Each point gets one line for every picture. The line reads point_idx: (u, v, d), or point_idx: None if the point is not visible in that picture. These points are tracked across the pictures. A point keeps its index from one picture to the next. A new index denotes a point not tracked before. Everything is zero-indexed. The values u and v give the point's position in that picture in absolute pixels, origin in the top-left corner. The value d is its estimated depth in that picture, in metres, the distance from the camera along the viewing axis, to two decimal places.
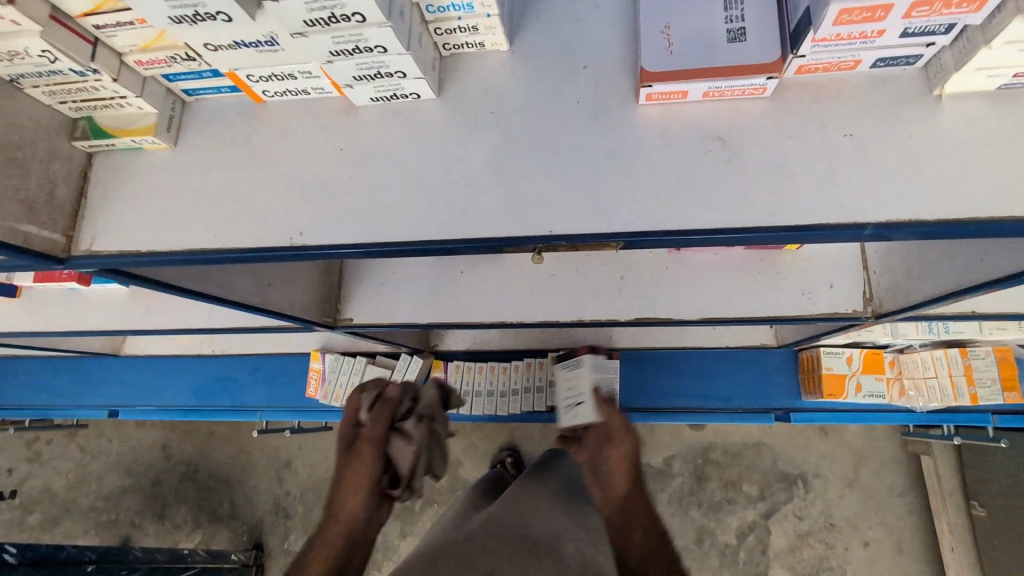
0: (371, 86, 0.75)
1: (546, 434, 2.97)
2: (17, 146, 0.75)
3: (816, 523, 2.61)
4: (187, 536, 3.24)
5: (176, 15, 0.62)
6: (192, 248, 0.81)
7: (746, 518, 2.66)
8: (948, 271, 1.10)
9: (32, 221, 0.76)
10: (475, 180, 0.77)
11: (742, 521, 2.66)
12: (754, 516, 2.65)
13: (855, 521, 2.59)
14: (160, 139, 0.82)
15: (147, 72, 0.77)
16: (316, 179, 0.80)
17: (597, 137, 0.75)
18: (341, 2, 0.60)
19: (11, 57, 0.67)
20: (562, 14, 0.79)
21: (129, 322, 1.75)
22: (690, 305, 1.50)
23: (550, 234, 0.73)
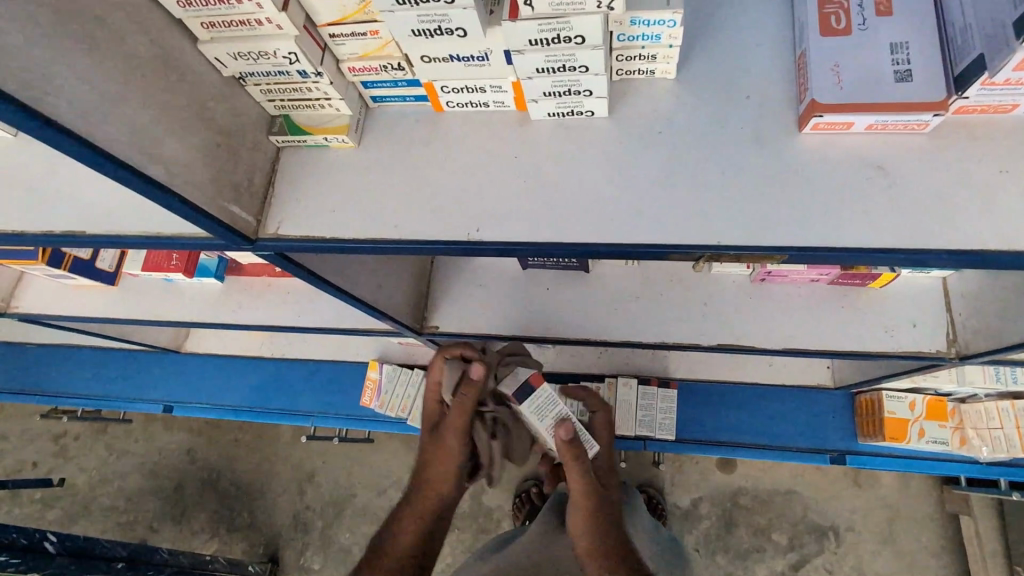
0: (554, 102, 0.83)
1: None
2: (234, 136, 0.84)
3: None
4: (204, 544, 3.24)
5: (419, 29, 0.71)
6: (372, 236, 0.88)
7: (774, 569, 2.60)
8: None
9: (235, 203, 0.85)
10: (643, 191, 0.83)
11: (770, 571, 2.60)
12: (782, 567, 2.60)
13: None
14: (348, 139, 0.90)
15: (353, 77, 0.85)
16: (492, 184, 0.88)
17: (760, 158, 0.82)
18: (572, 26, 0.68)
19: (258, 56, 0.76)
20: (725, 48, 0.87)
21: (222, 316, 1.82)
22: (769, 337, 1.54)
23: (719, 243, 0.79)
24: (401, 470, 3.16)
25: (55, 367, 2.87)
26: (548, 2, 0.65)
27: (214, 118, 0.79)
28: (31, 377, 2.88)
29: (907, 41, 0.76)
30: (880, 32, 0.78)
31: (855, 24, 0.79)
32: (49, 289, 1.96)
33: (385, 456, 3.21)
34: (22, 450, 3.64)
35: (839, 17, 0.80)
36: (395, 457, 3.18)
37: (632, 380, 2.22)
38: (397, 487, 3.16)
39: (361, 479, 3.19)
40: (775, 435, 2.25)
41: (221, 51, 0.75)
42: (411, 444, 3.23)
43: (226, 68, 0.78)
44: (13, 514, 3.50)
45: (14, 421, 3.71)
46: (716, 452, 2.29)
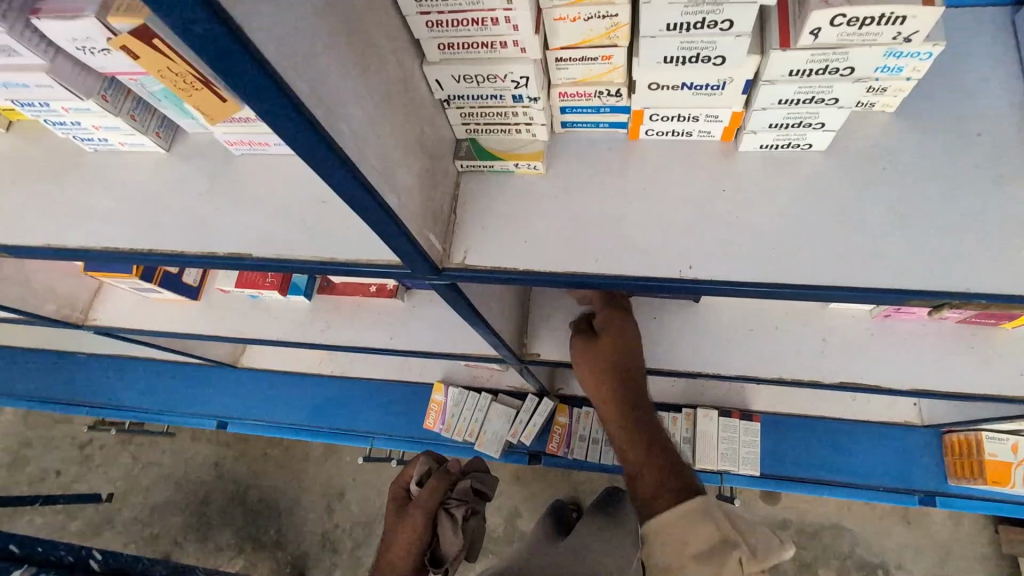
0: (774, 134, 0.79)
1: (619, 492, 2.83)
2: (435, 160, 0.79)
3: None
4: (229, 561, 3.15)
5: (675, 55, 0.66)
6: (573, 270, 0.83)
7: None
8: None
9: (431, 230, 0.80)
10: (871, 230, 0.78)
11: None
12: None
13: None
14: (540, 166, 0.86)
15: (556, 102, 0.81)
16: (693, 218, 0.82)
17: (1000, 201, 0.76)
18: (847, 57, 0.63)
19: (483, 79, 0.72)
20: (946, 82, 0.82)
21: (307, 336, 1.77)
22: (895, 377, 1.48)
23: (968, 290, 0.73)
24: None
25: (107, 377, 2.83)
26: (836, 32, 0.60)
27: (425, 142, 0.75)
28: (81, 386, 2.83)
29: None
30: None
31: None
32: (125, 300, 1.91)
33: None
34: (46, 457, 3.56)
35: None
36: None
37: (713, 412, 2.17)
38: None
39: None
40: (860, 473, 2.17)
41: (447, 73, 0.71)
42: None
43: (440, 89, 0.74)
44: (35, 523, 3.42)
45: (41, 426, 3.64)
46: (799, 489, 2.21)
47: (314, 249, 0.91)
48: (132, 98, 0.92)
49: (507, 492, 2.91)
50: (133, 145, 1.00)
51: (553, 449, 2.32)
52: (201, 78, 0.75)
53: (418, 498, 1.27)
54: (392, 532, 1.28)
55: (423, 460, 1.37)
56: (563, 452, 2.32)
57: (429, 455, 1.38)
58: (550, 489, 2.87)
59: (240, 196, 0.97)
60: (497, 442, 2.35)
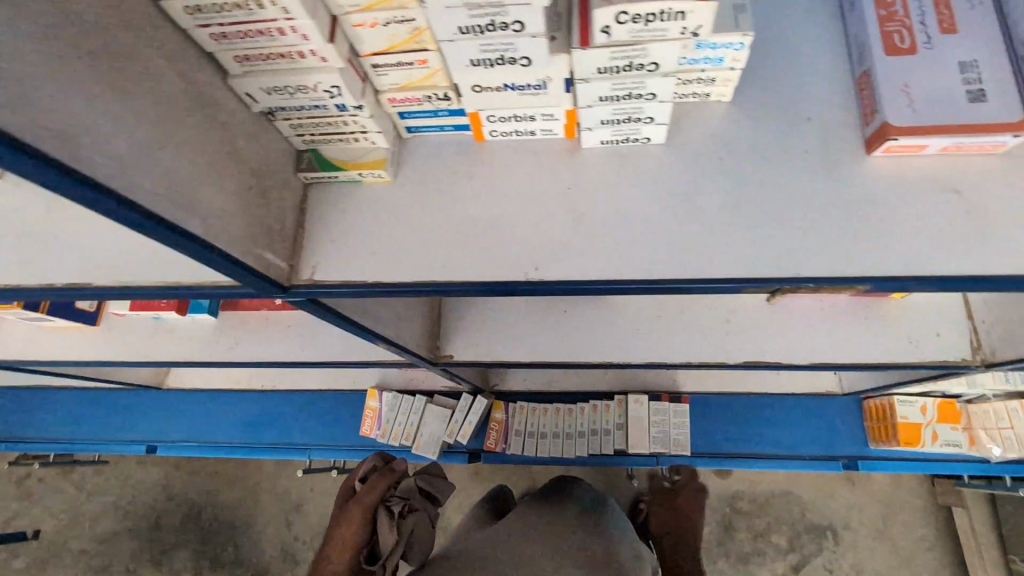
0: (610, 130, 0.78)
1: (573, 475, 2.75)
2: (264, 176, 0.76)
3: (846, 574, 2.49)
4: None
5: (479, 58, 0.65)
6: (422, 280, 0.81)
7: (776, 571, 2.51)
8: None
9: (269, 249, 0.77)
10: (710, 220, 0.78)
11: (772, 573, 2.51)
12: (783, 568, 2.51)
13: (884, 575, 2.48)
14: (385, 174, 0.84)
15: (390, 109, 0.79)
16: (540, 219, 0.82)
17: (830, 184, 0.78)
18: (647, 53, 0.63)
19: (295, 90, 0.69)
20: (779, 69, 0.83)
21: (215, 354, 1.72)
22: (795, 352, 1.53)
23: (798, 275, 0.75)
24: None
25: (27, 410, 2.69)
26: (626, 29, 0.60)
27: (245, 160, 0.72)
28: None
29: (976, 59, 0.74)
30: (946, 50, 0.75)
31: (921, 42, 0.76)
32: (19, 332, 1.80)
33: None
34: None
35: (903, 35, 0.77)
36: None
37: (643, 397, 2.22)
38: None
39: None
40: (787, 444, 2.24)
41: (253, 86, 0.68)
42: None
43: (256, 102, 0.71)
44: None
45: None
46: (732, 465, 2.24)
47: (161, 270, 0.85)
48: None
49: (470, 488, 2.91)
50: None
51: (491, 445, 2.30)
52: None
53: (361, 497, 1.15)
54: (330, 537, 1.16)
55: (374, 457, 1.26)
56: (501, 447, 2.31)
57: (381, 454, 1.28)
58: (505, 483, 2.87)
59: (90, 213, 0.90)
60: (435, 444, 2.32)
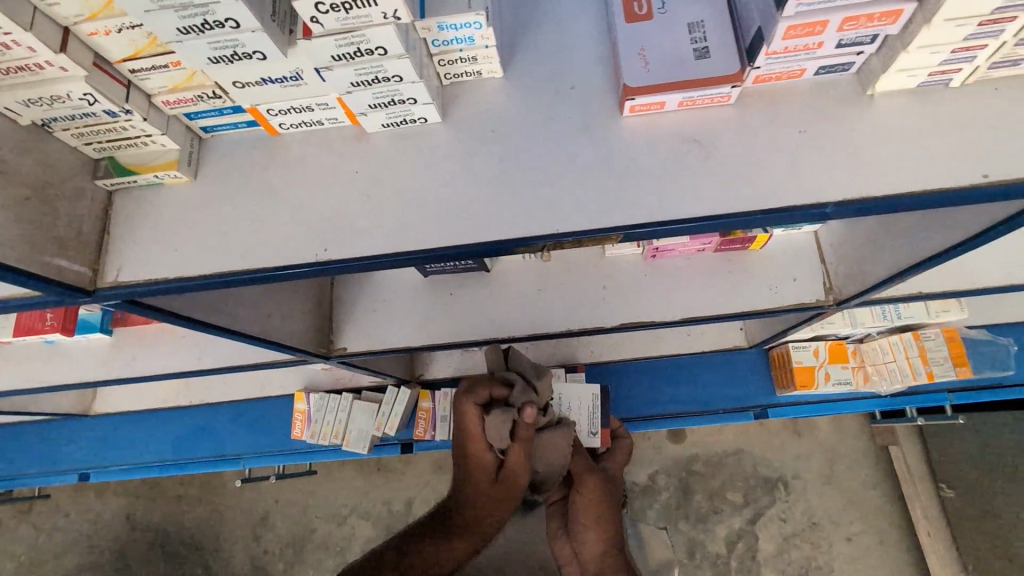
0: (384, 113, 0.84)
1: None
2: (47, 185, 0.79)
3: (800, 524, 2.53)
4: None
5: (215, 55, 0.69)
6: (223, 270, 0.85)
7: (733, 526, 2.56)
8: (928, 236, 1.15)
9: (61, 255, 0.80)
10: (484, 189, 0.84)
11: (729, 529, 2.56)
12: (740, 523, 2.56)
13: (836, 517, 2.52)
14: (182, 174, 0.87)
15: (171, 111, 0.83)
16: (331, 205, 0.86)
17: (589, 145, 0.84)
18: (368, 39, 0.68)
19: (51, 101, 0.72)
20: (546, 44, 0.90)
21: (114, 372, 1.72)
22: (669, 309, 1.61)
23: (558, 232, 0.81)
24: (357, 496, 2.95)
25: None
26: (334, 18, 0.65)
27: (17, 172, 0.75)
28: None
29: (702, 20, 0.81)
30: (678, 14, 0.82)
31: (656, 9, 0.83)
32: None
33: (338, 481, 2.98)
34: None
35: (641, 3, 0.83)
36: (344, 484, 2.95)
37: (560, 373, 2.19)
38: (356, 513, 2.92)
39: (318, 510, 2.95)
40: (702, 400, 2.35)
41: (9, 100, 0.71)
42: (363, 467, 3.04)
43: (20, 115, 0.74)
44: None
45: None
46: (654, 425, 2.40)
47: None
48: None
49: (433, 482, 2.93)
50: None
51: (420, 434, 2.39)
52: None
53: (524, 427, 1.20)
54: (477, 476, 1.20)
55: (471, 405, 1.23)
56: (431, 435, 2.39)
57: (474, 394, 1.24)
58: None
59: None
60: (364, 439, 2.36)
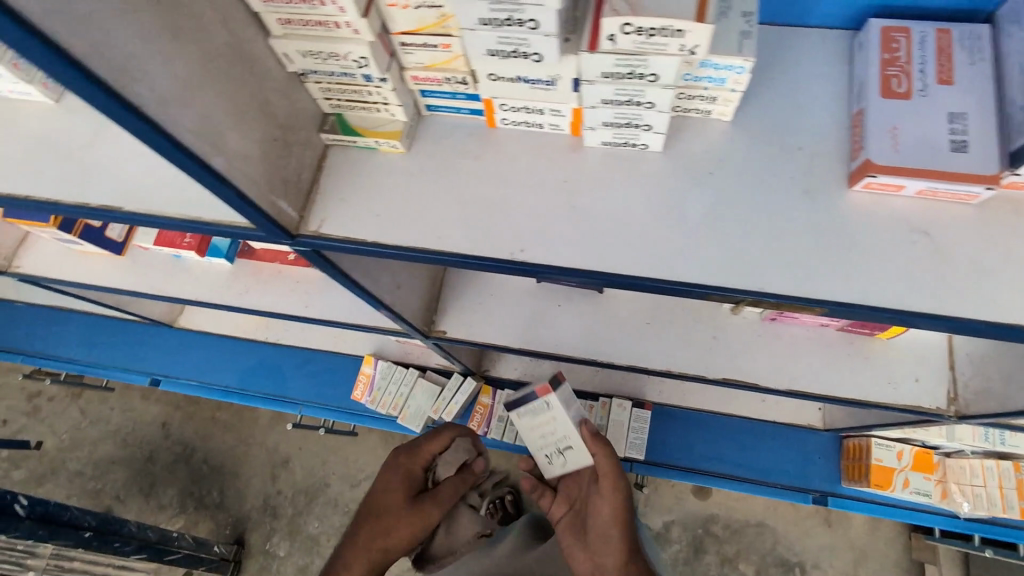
0: (611, 132, 0.84)
1: None
2: (290, 129, 0.83)
3: None
4: (170, 519, 3.01)
5: (496, 49, 0.71)
6: (418, 245, 0.87)
7: None
8: None
9: (283, 198, 0.84)
10: (691, 229, 0.84)
11: None
12: None
13: None
14: (400, 145, 0.90)
15: (412, 85, 0.85)
16: (535, 207, 0.87)
17: (809, 210, 0.83)
18: (648, 65, 0.68)
19: (327, 56, 0.75)
20: (781, 98, 0.88)
21: (227, 298, 1.80)
22: (774, 376, 1.57)
23: (761, 290, 0.80)
24: (377, 465, 2.98)
25: (47, 328, 2.80)
26: (631, 40, 0.65)
27: (273, 112, 0.78)
28: (22, 336, 2.81)
29: (966, 112, 0.78)
30: (939, 99, 0.79)
31: (916, 89, 0.80)
32: (54, 251, 1.89)
33: (363, 447, 3.00)
34: None
35: (900, 80, 0.81)
36: (369, 451, 2.98)
37: (627, 402, 2.26)
38: (370, 480, 2.95)
39: (337, 469, 2.98)
40: (760, 470, 2.28)
41: (291, 48, 0.74)
42: (388, 439, 3.05)
43: (291, 63, 0.78)
44: None
45: None
46: (701, 481, 2.31)
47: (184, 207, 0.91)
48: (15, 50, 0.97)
49: None
50: (24, 95, 1.02)
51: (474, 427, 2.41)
52: None
53: (439, 491, 1.11)
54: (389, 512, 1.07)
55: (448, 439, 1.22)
56: (484, 430, 2.42)
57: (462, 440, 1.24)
58: None
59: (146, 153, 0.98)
60: (419, 418, 2.41)
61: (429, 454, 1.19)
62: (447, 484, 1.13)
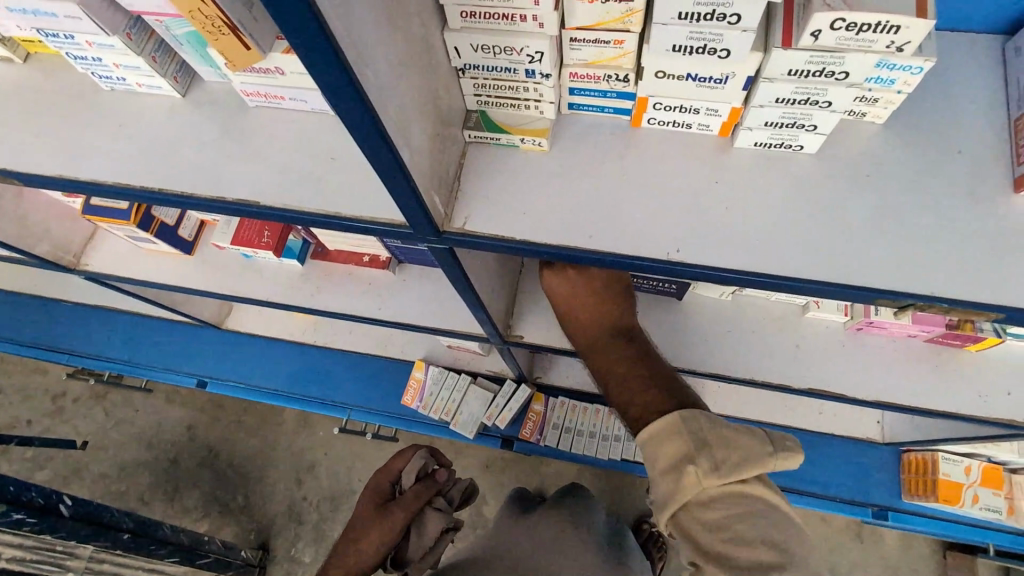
0: (768, 133, 0.83)
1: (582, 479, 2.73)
2: (445, 125, 0.82)
3: None
4: (194, 523, 2.97)
5: (683, 44, 0.70)
6: (566, 243, 0.86)
7: None
8: None
9: (437, 193, 0.84)
10: (849, 230, 0.82)
11: None
12: None
13: None
14: (544, 143, 0.89)
15: (566, 82, 0.85)
16: (678, 209, 0.87)
17: (974, 214, 0.81)
18: (842, 62, 0.68)
19: (501, 51, 0.75)
20: (934, 102, 0.87)
21: (297, 300, 1.79)
22: (861, 386, 1.54)
23: (934, 294, 0.78)
24: None
25: (93, 326, 2.80)
26: (835, 35, 0.65)
27: (438, 107, 0.78)
28: (68, 334, 2.80)
29: None
30: None
31: None
32: (122, 248, 1.89)
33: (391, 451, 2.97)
34: None
35: None
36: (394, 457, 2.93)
37: None
38: None
39: (362, 475, 2.94)
40: (816, 483, 2.25)
41: (465, 41, 0.74)
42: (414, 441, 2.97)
43: (458, 57, 0.77)
44: None
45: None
46: None
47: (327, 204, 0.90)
48: (154, 41, 0.94)
49: (478, 478, 2.84)
50: (150, 87, 1.02)
51: (526, 434, 2.38)
52: (228, 22, 0.78)
53: (402, 501, 1.31)
54: (364, 522, 1.31)
55: (413, 451, 1.42)
56: (536, 438, 2.39)
57: (422, 452, 1.42)
58: (518, 478, 2.82)
59: (272, 149, 0.99)
60: (473, 424, 2.40)
61: (396, 467, 1.44)
62: (410, 494, 1.32)
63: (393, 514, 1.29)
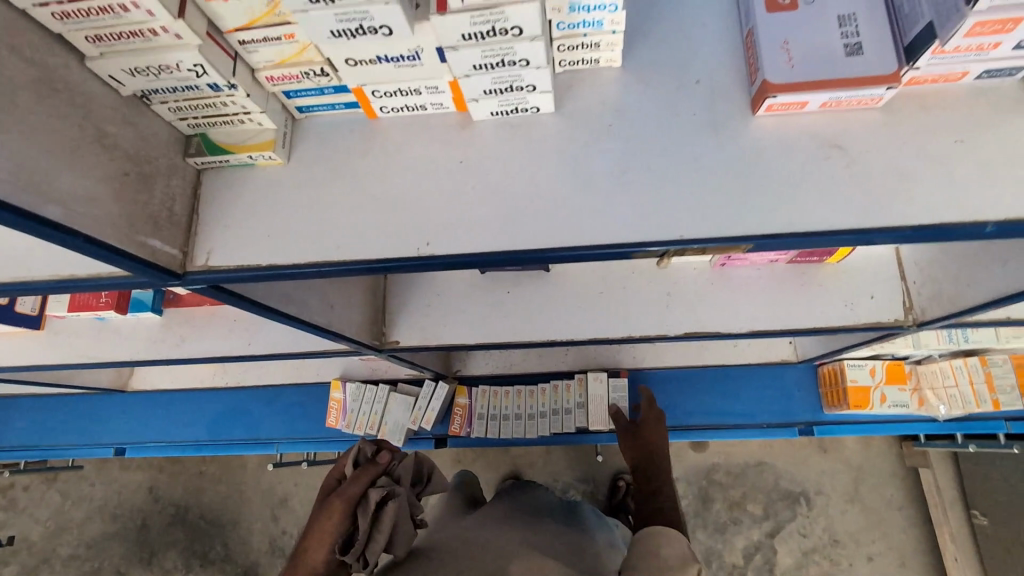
0: (496, 100, 0.78)
1: (549, 462, 2.67)
2: (144, 160, 0.75)
3: (820, 539, 2.37)
4: None
5: (339, 29, 0.64)
6: (316, 259, 0.80)
7: (751, 537, 2.42)
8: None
9: (154, 236, 0.76)
10: (599, 187, 0.78)
11: (747, 540, 2.42)
12: (759, 535, 2.42)
13: (857, 535, 2.36)
14: (276, 156, 0.83)
15: (273, 88, 0.78)
16: (426, 198, 0.81)
17: (716, 145, 0.78)
18: (506, 17, 0.62)
19: (159, 71, 0.67)
20: (669, 35, 0.84)
21: (162, 351, 1.69)
22: (740, 319, 1.54)
23: (682, 238, 0.75)
24: None
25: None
26: None
27: (117, 144, 0.70)
28: None
29: (854, 13, 0.74)
30: (827, 5, 0.75)
31: None
32: None
33: None
34: None
35: None
36: None
37: (603, 375, 2.22)
38: None
39: None
40: (745, 414, 2.26)
41: (114, 68, 0.66)
42: None
43: (124, 86, 0.70)
44: None
45: None
46: (691, 436, 2.28)
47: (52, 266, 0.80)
48: None
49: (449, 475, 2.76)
50: None
51: (456, 430, 2.31)
52: None
53: (335, 497, 0.92)
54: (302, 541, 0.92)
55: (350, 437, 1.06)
56: (466, 432, 2.32)
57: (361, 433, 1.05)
58: (485, 467, 2.75)
59: None
60: (400, 431, 2.30)
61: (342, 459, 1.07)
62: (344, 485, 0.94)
63: (323, 518, 0.91)
